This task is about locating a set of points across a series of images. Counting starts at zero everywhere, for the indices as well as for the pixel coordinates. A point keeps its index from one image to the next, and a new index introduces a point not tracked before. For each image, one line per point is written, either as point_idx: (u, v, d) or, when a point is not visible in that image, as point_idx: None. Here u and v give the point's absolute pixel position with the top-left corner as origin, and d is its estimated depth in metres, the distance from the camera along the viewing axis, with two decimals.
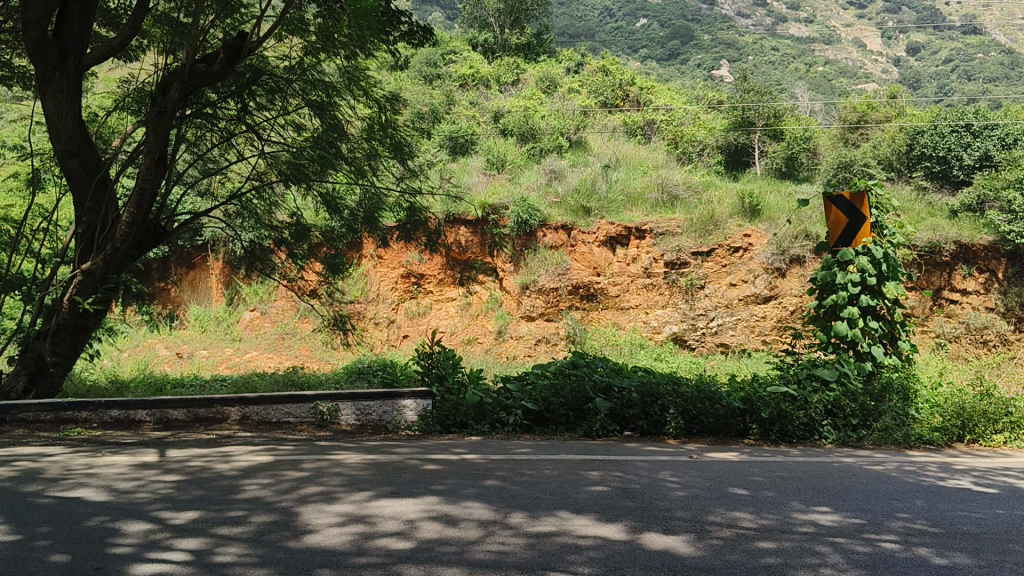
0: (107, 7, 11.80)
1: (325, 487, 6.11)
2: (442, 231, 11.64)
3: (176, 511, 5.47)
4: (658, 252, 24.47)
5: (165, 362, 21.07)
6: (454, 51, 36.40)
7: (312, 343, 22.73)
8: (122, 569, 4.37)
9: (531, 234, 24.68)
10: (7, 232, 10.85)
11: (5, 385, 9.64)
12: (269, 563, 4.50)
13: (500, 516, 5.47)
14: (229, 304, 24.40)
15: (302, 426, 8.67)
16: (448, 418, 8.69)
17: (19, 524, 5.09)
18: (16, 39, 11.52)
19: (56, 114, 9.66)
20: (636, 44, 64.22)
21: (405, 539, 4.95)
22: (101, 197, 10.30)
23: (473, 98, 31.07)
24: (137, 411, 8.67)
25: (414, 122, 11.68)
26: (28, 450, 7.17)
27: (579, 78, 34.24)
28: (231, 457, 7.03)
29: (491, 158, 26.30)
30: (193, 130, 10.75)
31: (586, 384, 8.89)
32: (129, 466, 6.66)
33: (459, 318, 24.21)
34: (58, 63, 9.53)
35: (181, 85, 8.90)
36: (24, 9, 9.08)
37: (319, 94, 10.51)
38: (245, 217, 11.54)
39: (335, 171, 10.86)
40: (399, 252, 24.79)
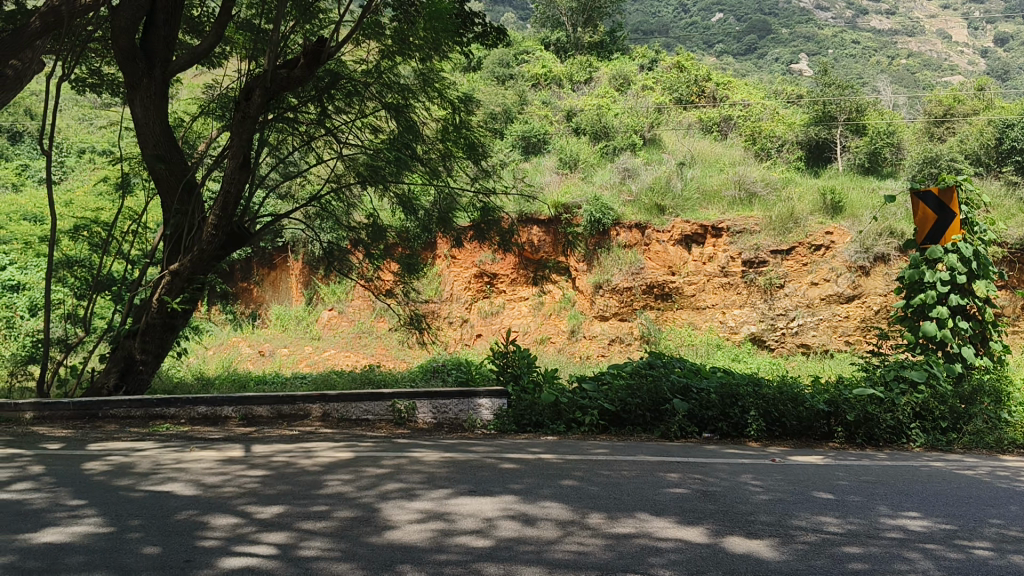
0: (190, 15, 12.21)
1: (405, 484, 6.19)
2: (515, 231, 11.57)
3: (261, 506, 5.60)
4: (735, 250, 24.14)
5: (249, 361, 21.76)
6: (526, 51, 36.46)
7: (388, 343, 23.04)
8: (211, 562, 4.48)
9: (604, 233, 24.51)
10: (98, 233, 11.27)
11: (98, 382, 10.02)
12: (351, 558, 4.57)
13: (579, 517, 5.45)
14: (308, 303, 24.87)
15: (381, 424, 8.80)
16: (524, 417, 8.69)
17: (112, 517, 5.28)
18: (105, 48, 12.02)
19: (144, 120, 10.00)
20: (712, 39, 63.15)
21: (484, 537, 4.98)
22: (188, 200, 10.54)
23: (546, 97, 31.06)
24: (223, 407, 8.90)
25: (488, 122, 11.73)
26: (121, 445, 7.45)
27: (653, 75, 33.89)
28: (313, 453, 7.18)
29: (564, 157, 26.32)
30: (276, 134, 10.99)
31: (663, 385, 8.79)
32: (216, 461, 6.86)
33: (532, 318, 24.31)
34: (146, 70, 9.89)
35: (264, 90, 9.14)
36: (115, 18, 9.52)
37: (395, 96, 10.65)
38: (324, 219, 11.76)
39: (411, 172, 10.93)
40: (473, 252, 25.05)
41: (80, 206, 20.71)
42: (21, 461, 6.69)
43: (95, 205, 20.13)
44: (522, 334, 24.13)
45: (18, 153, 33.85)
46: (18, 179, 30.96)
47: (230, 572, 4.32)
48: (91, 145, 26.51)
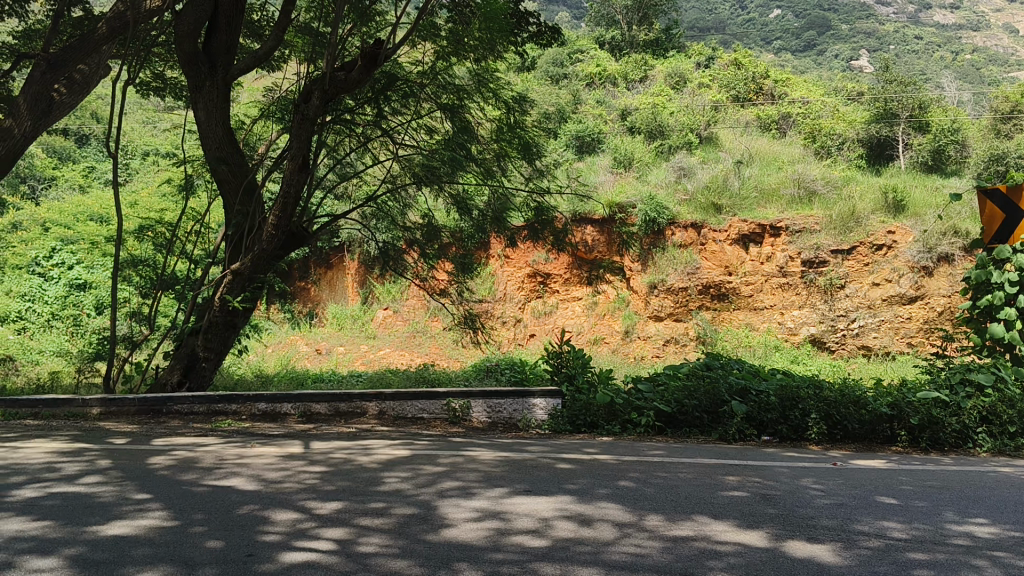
0: (251, 19, 12.47)
1: (462, 483, 6.22)
2: (570, 231, 11.51)
3: (321, 501, 5.69)
4: (794, 249, 23.73)
5: (306, 359, 22.17)
6: (581, 50, 36.36)
7: (442, 341, 23.21)
8: (273, 556, 4.57)
9: (659, 233, 24.35)
10: (163, 232, 11.55)
11: (162, 378, 10.30)
12: (409, 555, 4.61)
13: (636, 518, 5.42)
14: (363, 302, 25.18)
15: (436, 422, 8.87)
16: (579, 417, 8.69)
17: (177, 511, 5.41)
18: (169, 52, 12.32)
19: (207, 122, 10.24)
20: (770, 35, 62.25)
21: (541, 537, 4.98)
22: (250, 201, 10.74)
23: (600, 96, 30.96)
24: (282, 404, 9.06)
25: (542, 122, 11.72)
26: (185, 440, 7.63)
27: (710, 72, 33.48)
28: (371, 451, 7.26)
29: (619, 156, 26.19)
30: (333, 136, 11.13)
31: (721, 387, 8.68)
32: (277, 457, 6.98)
33: (586, 318, 24.26)
34: (208, 73, 10.13)
35: (322, 93, 9.28)
36: (177, 23, 9.81)
37: (450, 97, 10.77)
38: (380, 219, 11.83)
39: (465, 172, 10.97)
40: (526, 252, 25.07)
41: (145, 206, 21.29)
42: (90, 455, 6.89)
43: (159, 206, 20.72)
44: (575, 334, 24.09)
45: (85, 156, 34.89)
46: (85, 180, 31.93)
47: (291, 566, 4.40)
48: (154, 148, 27.21)
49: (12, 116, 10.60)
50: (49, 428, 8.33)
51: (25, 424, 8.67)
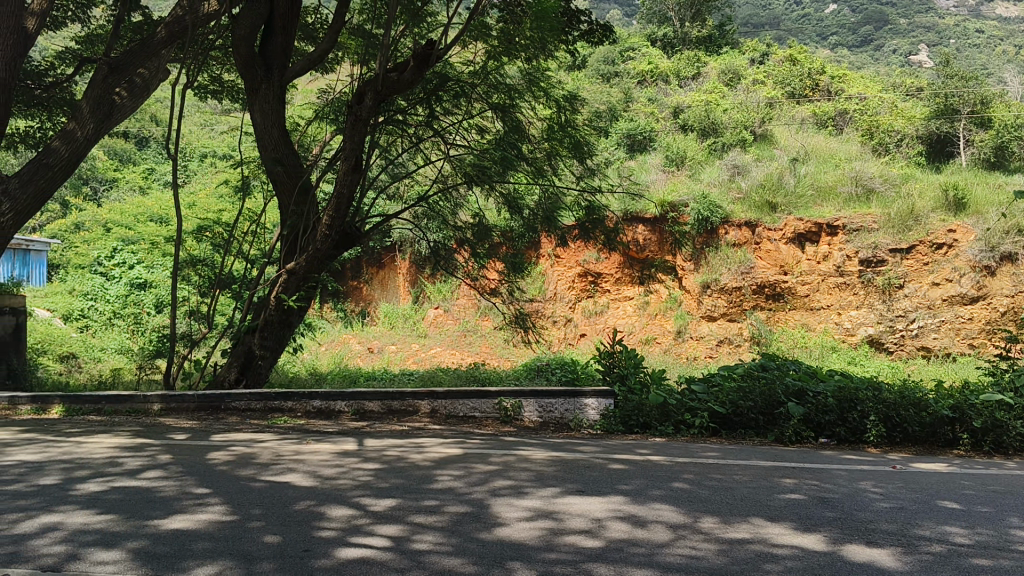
0: (305, 22, 12.64)
1: (514, 481, 6.23)
2: (620, 230, 11.46)
3: (375, 498, 5.74)
4: (852, 249, 23.31)
5: (358, 357, 22.47)
6: (632, 47, 36.17)
7: (492, 340, 23.30)
8: (329, 552, 4.62)
9: (712, 232, 24.14)
10: (220, 233, 11.78)
11: (219, 375, 10.51)
12: (463, 554, 4.62)
13: (690, 520, 5.36)
14: (415, 302, 25.46)
15: (488, 422, 8.89)
16: (631, 418, 8.63)
17: (235, 506, 5.51)
18: (227, 55, 12.53)
19: (263, 124, 10.41)
20: (826, 31, 61.15)
21: (594, 537, 4.96)
22: (304, 202, 10.87)
23: (652, 94, 30.74)
24: (337, 402, 9.17)
25: (593, 121, 11.68)
26: (242, 436, 7.78)
27: (764, 68, 32.95)
28: (424, 449, 7.31)
29: (671, 155, 26.01)
30: (386, 136, 11.24)
31: (777, 388, 8.54)
32: (332, 453, 7.08)
33: (637, 318, 24.13)
34: (264, 75, 10.30)
35: (375, 93, 9.34)
36: (234, 27, 9.97)
37: (501, 96, 10.80)
38: (431, 219, 11.91)
39: (516, 171, 10.99)
40: (577, 252, 25.02)
41: (202, 207, 21.85)
42: (151, 450, 7.05)
43: (216, 207, 21.17)
44: (626, 334, 23.95)
45: (145, 157, 35.80)
46: (145, 180, 32.78)
47: (346, 562, 4.44)
48: (212, 150, 27.79)
49: (74, 119, 10.98)
50: (111, 423, 8.55)
51: (89, 419, 8.91)
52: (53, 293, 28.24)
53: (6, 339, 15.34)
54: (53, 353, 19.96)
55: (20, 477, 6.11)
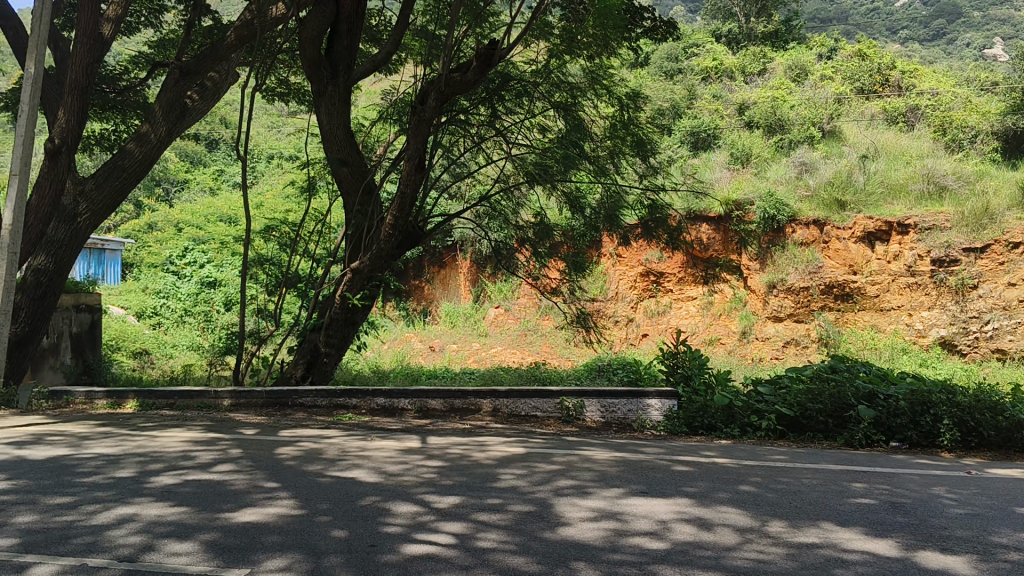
0: (369, 24, 12.81)
1: (578, 482, 6.20)
2: (684, 229, 11.32)
3: (439, 496, 5.77)
4: (923, 248, 22.67)
5: (420, 355, 22.70)
6: (697, 44, 35.72)
7: (554, 340, 23.24)
8: (395, 548, 4.66)
9: (779, 230, 23.69)
10: (287, 233, 12.01)
11: (287, 372, 10.74)
12: (527, 553, 4.61)
13: (758, 524, 5.26)
14: (476, 300, 25.55)
15: (550, 421, 8.87)
16: (696, 420, 8.53)
17: (303, 500, 5.60)
18: (293, 58, 12.75)
19: (329, 126, 10.59)
20: (897, 25, 59.61)
21: (659, 539, 4.91)
22: (369, 202, 11.03)
23: (716, 90, 30.32)
24: (400, 400, 9.26)
25: (656, 118, 11.58)
26: (310, 432, 7.91)
27: (833, 63, 32.19)
28: (487, 447, 7.33)
29: (735, 153, 25.65)
30: (449, 137, 11.31)
31: (847, 390, 8.36)
32: (397, 450, 7.15)
33: (700, 318, 23.88)
34: (330, 77, 10.44)
35: (438, 94, 9.39)
36: (301, 30, 10.08)
37: (564, 95, 10.82)
38: (493, 218, 11.91)
39: (578, 170, 10.95)
40: (639, 251, 24.84)
41: (270, 208, 22.23)
42: (222, 445, 7.22)
43: (282, 207, 21.58)
44: (689, 334, 23.69)
45: (215, 159, 36.69)
46: (215, 181, 33.60)
47: (412, 558, 4.48)
48: (278, 151, 28.35)
49: (148, 122, 11.41)
50: (184, 418, 8.80)
51: (162, 413, 9.19)
52: (127, 291, 29.18)
53: (83, 335, 15.88)
54: (127, 349, 20.60)
55: (97, 469, 6.31)
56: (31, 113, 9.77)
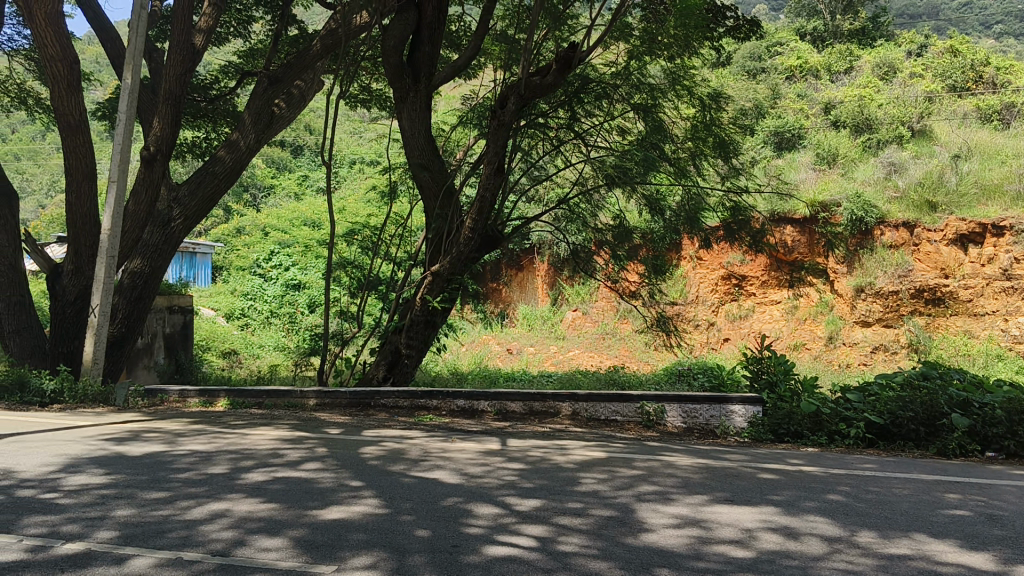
0: (449, 30, 13.02)
1: (660, 487, 6.15)
2: (768, 231, 11.15)
3: (521, 498, 5.80)
4: (1021, 250, 21.74)
5: (498, 358, 22.81)
6: (780, 42, 35.07)
7: (632, 344, 23.08)
8: (477, 549, 4.69)
9: (867, 233, 23.09)
10: (369, 237, 12.25)
11: (369, 373, 10.93)
12: (609, 558, 4.59)
13: (847, 534, 5.13)
14: (553, 304, 25.59)
15: (629, 426, 8.78)
16: (781, 427, 8.33)
17: (388, 499, 5.69)
18: (376, 66, 13.00)
19: (410, 131, 10.79)
20: (991, 19, 57.50)
21: (744, 547, 4.82)
22: (449, 205, 11.14)
23: (801, 90, 29.72)
24: (479, 402, 9.34)
25: (739, 119, 11.44)
26: (393, 432, 8.04)
27: (923, 60, 31.12)
28: (568, 451, 7.33)
29: (821, 153, 25.10)
30: (528, 140, 11.32)
31: (940, 398, 8.06)
32: (478, 452, 7.21)
33: (785, 322, 23.44)
34: (412, 85, 10.63)
35: (518, 97, 9.40)
36: (386, 38, 10.32)
37: (644, 96, 10.75)
38: (571, 221, 11.88)
39: (658, 172, 10.86)
40: (721, 254, 24.55)
41: (352, 211, 22.70)
42: (308, 443, 7.39)
43: (364, 211, 22.03)
44: (774, 339, 23.26)
45: (300, 164, 37.65)
46: (300, 186, 34.49)
47: (494, 560, 4.50)
48: (360, 158, 28.98)
49: (238, 129, 11.79)
50: (272, 417, 9.04)
51: (252, 412, 9.48)
52: (217, 293, 30.19)
53: (176, 336, 16.50)
54: (217, 349, 21.28)
55: (192, 465, 6.54)
56: (128, 122, 10.16)
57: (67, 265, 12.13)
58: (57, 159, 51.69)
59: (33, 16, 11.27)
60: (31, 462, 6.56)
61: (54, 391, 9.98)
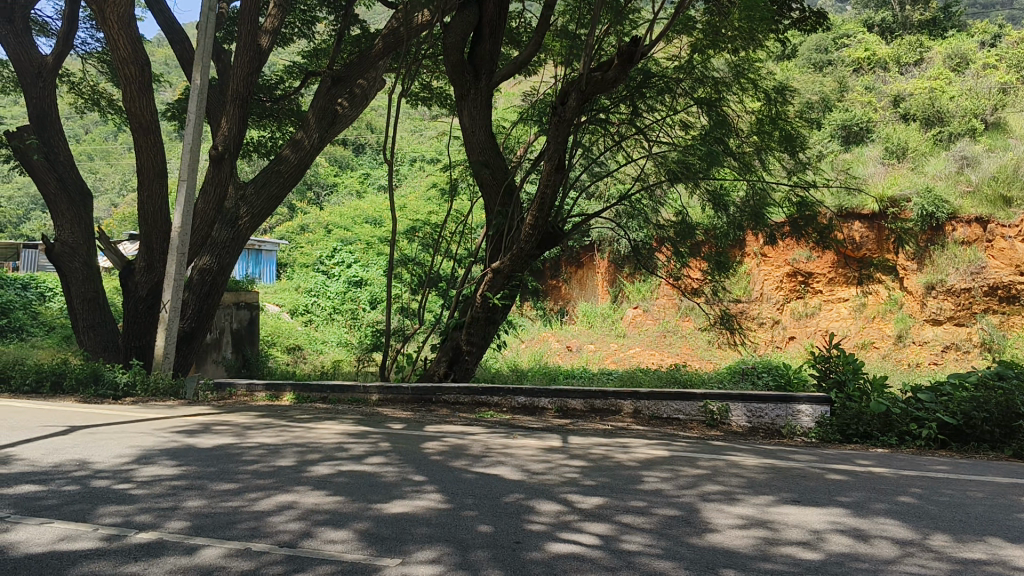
0: (509, 27, 13.06)
1: (725, 487, 6.06)
2: (835, 227, 10.90)
3: (583, 496, 5.78)
4: None
5: (557, 355, 22.75)
6: (847, 34, 34.24)
7: (694, 341, 22.81)
8: (540, 546, 4.69)
9: (937, 228, 22.37)
10: (430, 234, 12.34)
11: (430, 369, 11.02)
12: (673, 557, 4.54)
13: (919, 537, 4.98)
14: (613, 301, 25.59)
15: (692, 424, 8.69)
16: (850, 427, 8.14)
17: (450, 494, 5.72)
18: (437, 64, 13.11)
19: (471, 128, 10.89)
20: None
21: (812, 549, 4.72)
22: (509, 202, 11.15)
23: (869, 82, 28.97)
24: (540, 398, 9.33)
25: (805, 112, 11.20)
26: (455, 428, 8.09)
27: (997, 50, 30.07)
28: (630, 448, 7.28)
29: (890, 146, 24.40)
30: (589, 136, 11.29)
31: (1017, 398, 7.77)
32: (539, 449, 7.21)
33: (852, 321, 22.97)
34: (473, 81, 10.71)
35: (579, 93, 9.32)
36: (446, 34, 10.46)
37: (708, 90, 10.60)
38: (633, 218, 11.80)
39: (722, 167, 10.70)
40: (786, 250, 24.12)
41: (413, 209, 22.91)
42: (372, 438, 7.48)
43: (424, 209, 22.19)
44: (841, 337, 22.76)
45: (362, 162, 38.10)
46: (362, 185, 34.95)
47: (557, 557, 4.48)
48: (421, 155, 29.22)
49: (302, 129, 11.98)
50: (336, 411, 9.18)
51: (317, 406, 9.65)
52: (282, 289, 30.76)
53: (243, 331, 16.88)
54: (282, 344, 21.69)
55: (260, 458, 6.68)
56: (197, 122, 10.40)
57: (140, 262, 12.47)
58: (129, 159, 53.37)
59: (105, 17, 11.48)
60: (106, 454, 6.76)
61: (127, 385, 10.24)
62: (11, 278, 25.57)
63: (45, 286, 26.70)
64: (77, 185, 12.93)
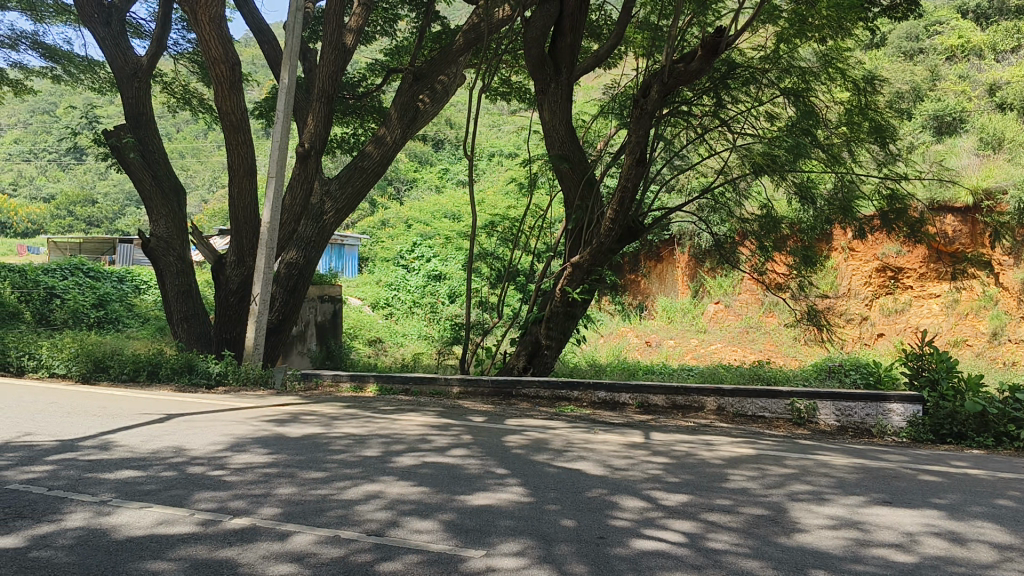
0: (590, 20, 13.05)
1: (814, 487, 5.94)
2: (927, 220, 10.56)
3: (667, 492, 5.73)
4: None
5: (637, 351, 22.63)
6: (940, 21, 33.01)
7: (777, 337, 22.38)
8: (624, 542, 4.68)
9: None
10: (509, 228, 12.40)
11: (509, 363, 11.07)
12: (761, 556, 4.47)
13: (1019, 542, 4.79)
14: (694, 296, 25.27)
15: (778, 422, 8.55)
16: (944, 427, 7.89)
17: (533, 488, 5.75)
18: (517, 58, 13.18)
19: (550, 122, 10.92)
20: None
21: (906, 552, 4.59)
22: (589, 196, 11.15)
23: (963, 70, 27.90)
24: (621, 394, 9.32)
25: (895, 102, 10.88)
26: (537, 422, 8.12)
27: None
28: (714, 446, 7.20)
29: (985, 136, 23.34)
30: (671, 129, 11.21)
31: None
32: (622, 444, 7.19)
33: (944, 317, 22.25)
34: (553, 75, 10.73)
35: (661, 85, 9.24)
36: (528, 28, 10.49)
37: (795, 81, 10.39)
38: (716, 211, 11.65)
39: (809, 159, 10.47)
40: (875, 245, 23.54)
41: (491, 203, 23.06)
42: (454, 430, 7.55)
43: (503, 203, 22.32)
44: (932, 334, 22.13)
45: (441, 158, 38.54)
46: (440, 180, 35.32)
47: (642, 553, 4.46)
48: (499, 151, 29.41)
49: (385, 125, 12.19)
50: (419, 403, 9.35)
51: (400, 398, 9.83)
52: (363, 283, 31.31)
53: (326, 325, 17.26)
54: (363, 337, 22.12)
55: (347, 447, 6.83)
56: (285, 120, 10.66)
57: (230, 256, 12.87)
58: (218, 156, 55.05)
59: (198, 17, 11.79)
60: (202, 441, 7.01)
61: (218, 374, 10.63)
62: (108, 272, 26.71)
63: (139, 279, 27.81)
64: (170, 182, 13.40)
